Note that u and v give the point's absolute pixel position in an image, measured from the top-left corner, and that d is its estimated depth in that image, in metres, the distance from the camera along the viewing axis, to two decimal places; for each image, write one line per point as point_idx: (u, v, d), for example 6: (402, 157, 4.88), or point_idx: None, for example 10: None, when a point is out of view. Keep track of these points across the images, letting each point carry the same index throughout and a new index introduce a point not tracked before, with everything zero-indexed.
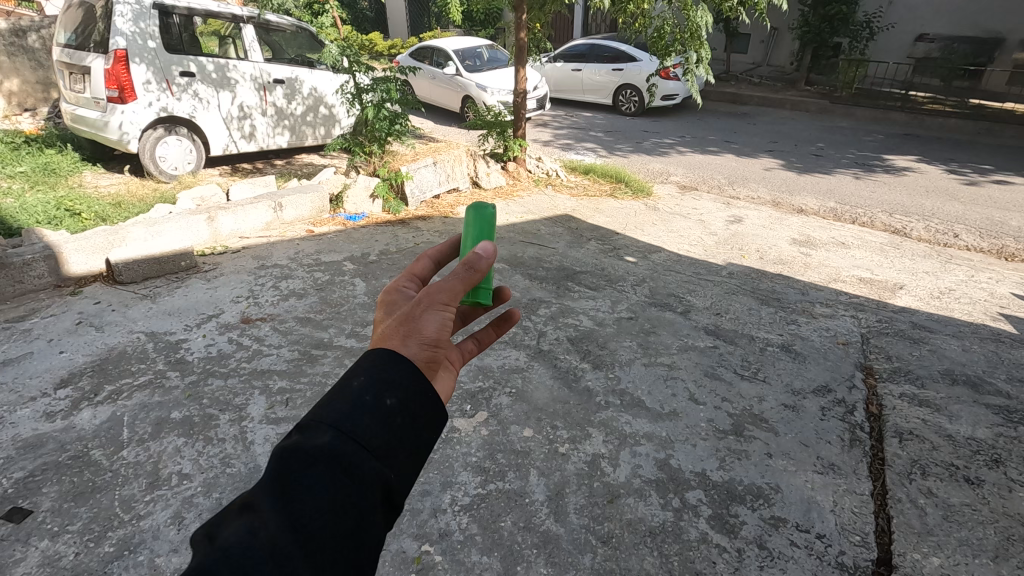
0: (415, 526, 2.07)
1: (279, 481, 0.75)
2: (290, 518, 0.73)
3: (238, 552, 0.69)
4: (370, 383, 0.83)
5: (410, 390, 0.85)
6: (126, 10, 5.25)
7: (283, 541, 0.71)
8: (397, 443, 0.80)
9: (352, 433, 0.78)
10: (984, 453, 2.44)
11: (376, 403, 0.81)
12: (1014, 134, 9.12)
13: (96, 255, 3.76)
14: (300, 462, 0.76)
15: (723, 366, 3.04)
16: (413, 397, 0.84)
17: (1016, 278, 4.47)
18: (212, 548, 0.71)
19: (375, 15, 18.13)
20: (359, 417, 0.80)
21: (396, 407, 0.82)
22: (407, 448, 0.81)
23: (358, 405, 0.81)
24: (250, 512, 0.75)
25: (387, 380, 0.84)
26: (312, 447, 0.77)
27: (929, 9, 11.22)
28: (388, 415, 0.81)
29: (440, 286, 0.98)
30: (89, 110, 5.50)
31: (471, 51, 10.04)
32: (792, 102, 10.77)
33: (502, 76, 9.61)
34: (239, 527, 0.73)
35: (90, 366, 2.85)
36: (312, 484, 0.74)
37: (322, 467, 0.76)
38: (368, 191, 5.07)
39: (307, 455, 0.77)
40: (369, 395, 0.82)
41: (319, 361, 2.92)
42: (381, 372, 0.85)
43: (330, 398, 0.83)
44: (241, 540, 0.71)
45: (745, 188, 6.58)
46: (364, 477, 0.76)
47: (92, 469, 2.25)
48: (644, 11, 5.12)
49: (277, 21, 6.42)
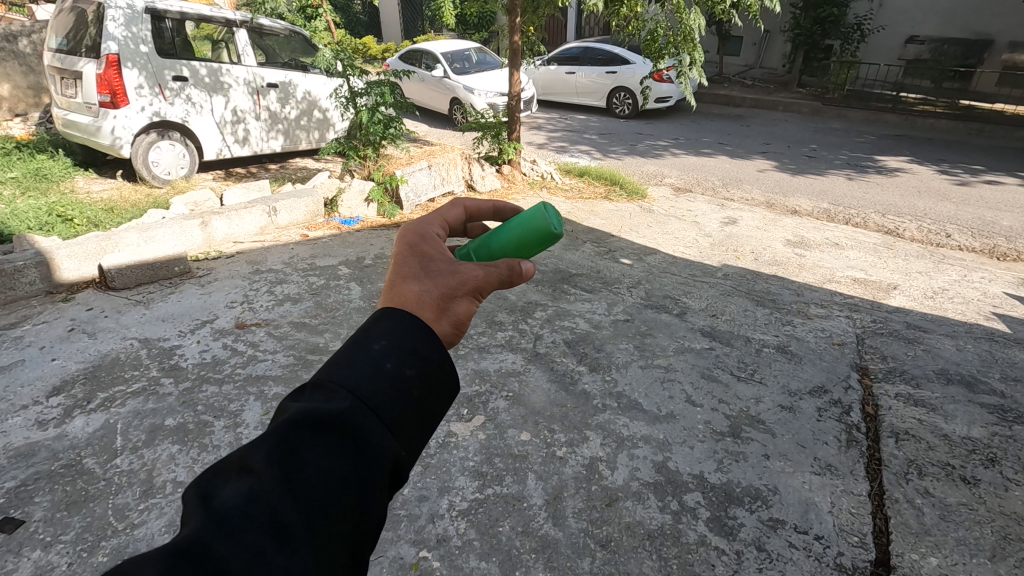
0: (412, 531, 2.06)
1: (286, 445, 0.73)
2: (294, 485, 0.71)
3: (238, 518, 0.67)
4: (388, 352, 0.83)
5: (429, 365, 0.84)
6: (118, 15, 5.22)
7: (287, 510, 0.70)
8: (411, 418, 0.80)
9: (367, 402, 0.77)
10: (979, 452, 2.45)
11: (394, 373, 0.81)
12: (1004, 134, 9.19)
13: (87, 261, 3.73)
14: (309, 427, 0.74)
15: (720, 368, 3.04)
16: (430, 373, 0.84)
17: (1008, 277, 4.51)
18: (209, 512, 0.69)
19: (369, 19, 18.16)
20: (376, 386, 0.79)
21: (414, 381, 0.82)
22: (418, 424, 0.81)
23: (378, 374, 0.80)
24: (250, 473, 0.72)
25: (408, 351, 0.84)
26: (325, 411, 0.75)
27: (919, 11, 11.31)
28: (404, 388, 0.80)
29: (479, 274, 1.01)
30: (82, 115, 5.48)
31: (460, 53, 10.07)
32: (785, 104, 10.84)
33: (491, 78, 9.64)
34: (238, 490, 0.70)
35: (83, 373, 2.83)
36: (323, 451, 0.73)
37: (335, 436, 0.74)
38: (363, 195, 5.07)
39: (317, 419, 0.75)
40: (388, 364, 0.81)
41: (315, 366, 2.91)
42: (403, 343, 0.84)
43: (344, 362, 0.81)
44: (243, 506, 0.69)
45: (739, 189, 6.61)
46: (378, 450, 0.76)
47: (86, 477, 2.22)
48: (637, 14, 5.12)
49: (270, 25, 6.41)
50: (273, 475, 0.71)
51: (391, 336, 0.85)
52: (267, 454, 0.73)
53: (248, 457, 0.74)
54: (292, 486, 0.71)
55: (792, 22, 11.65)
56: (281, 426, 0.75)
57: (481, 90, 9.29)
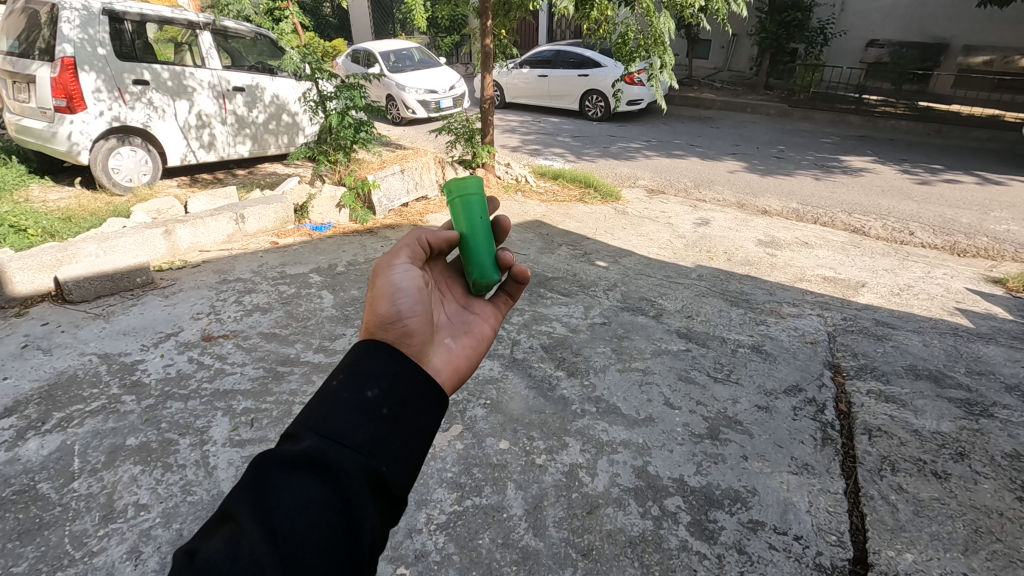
0: (389, 548, 2.00)
1: (260, 488, 0.84)
2: (270, 523, 0.81)
3: (217, 564, 0.76)
4: (348, 382, 0.96)
5: (388, 382, 0.98)
6: (73, 16, 5.03)
7: (269, 544, 0.79)
8: (380, 436, 0.92)
9: (334, 432, 0.89)
10: (949, 446, 2.49)
11: (356, 398, 0.94)
12: (962, 134, 9.46)
13: (42, 273, 3.57)
14: (281, 468, 0.85)
15: (696, 369, 3.04)
16: (393, 392, 0.97)
17: (969, 273, 4.63)
18: (193, 564, 0.77)
19: (338, 22, 17.81)
20: (339, 416, 0.91)
21: (377, 399, 0.95)
22: (394, 440, 0.93)
23: (343, 403, 0.93)
24: (232, 522, 0.82)
25: (366, 376, 0.97)
26: (296, 450, 0.86)
27: (879, 15, 11.63)
28: (370, 410, 0.93)
29: (385, 261, 1.22)
30: (35, 120, 5.26)
31: (399, 53, 10.09)
32: (753, 106, 11.05)
33: (430, 76, 9.62)
34: (220, 540, 0.80)
35: (37, 392, 2.70)
36: (297, 485, 0.83)
37: (307, 470, 0.85)
38: (334, 200, 4.96)
39: (289, 458, 0.86)
40: (348, 392, 0.94)
41: (286, 378, 2.82)
42: (358, 370, 0.98)
43: (309, 406, 0.94)
44: (224, 550, 0.78)
45: (711, 190, 6.68)
46: (353, 469, 0.86)
47: (40, 504, 2.11)
48: (607, 17, 5.05)
49: (235, 27, 6.25)
50: (250, 518, 0.81)
51: (348, 368, 0.99)
52: (245, 502, 0.83)
53: (228, 507, 0.83)
54: (272, 525, 0.80)
55: (758, 26, 11.88)
56: (253, 473, 0.85)
57: (412, 87, 9.34)
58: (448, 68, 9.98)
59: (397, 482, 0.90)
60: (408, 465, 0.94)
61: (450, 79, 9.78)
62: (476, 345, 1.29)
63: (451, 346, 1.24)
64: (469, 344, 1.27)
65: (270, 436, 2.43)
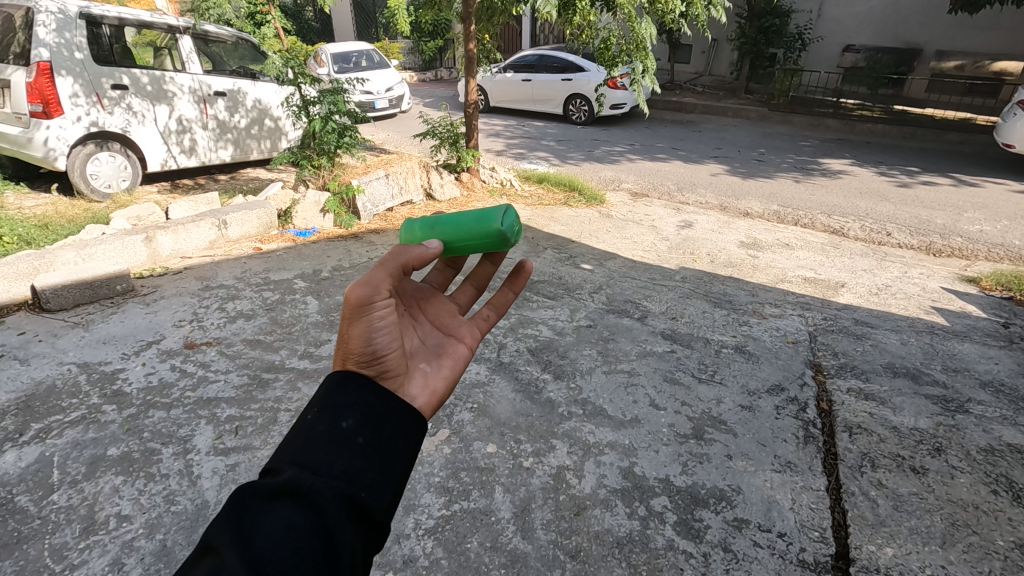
0: (377, 554, 2.00)
1: (239, 521, 0.83)
2: (250, 554, 0.80)
3: None
4: (322, 414, 0.98)
5: (364, 412, 1.00)
6: (49, 20, 4.95)
7: (249, 570, 0.78)
8: (359, 464, 0.94)
9: (312, 463, 0.91)
10: (926, 442, 2.54)
11: (331, 430, 0.96)
12: (936, 137, 9.65)
13: (18, 282, 3.51)
14: (259, 499, 0.86)
15: (680, 370, 3.08)
16: (370, 422, 0.99)
17: (944, 273, 4.73)
18: None
19: (321, 26, 17.66)
20: (316, 449, 0.93)
21: (353, 429, 0.97)
22: (372, 467, 0.95)
23: (318, 434, 0.94)
24: (213, 553, 0.81)
25: (340, 406, 0.99)
26: (273, 482, 0.87)
27: (854, 21, 11.86)
28: (346, 440, 0.95)
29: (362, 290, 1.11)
30: (9, 125, 5.14)
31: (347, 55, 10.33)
32: (734, 110, 11.21)
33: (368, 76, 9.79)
34: (201, 572, 0.78)
35: (14, 404, 2.64)
36: (275, 514, 0.84)
37: (286, 501, 0.86)
38: (318, 205, 4.94)
39: (268, 490, 0.86)
40: (323, 425, 0.96)
41: (271, 385, 2.79)
42: (333, 400, 0.99)
43: (284, 440, 0.95)
44: None
45: (694, 193, 6.75)
46: (332, 496, 0.87)
47: (18, 517, 2.07)
48: (590, 23, 5.12)
49: (216, 31, 6.22)
50: (230, 548, 0.80)
51: (322, 401, 1.00)
52: (224, 533, 0.82)
53: (207, 540, 0.82)
54: (251, 555, 0.80)
55: (738, 31, 12.05)
56: (231, 507, 0.85)
57: None
58: (392, 71, 10.12)
59: (377, 508, 0.92)
60: (387, 492, 0.95)
61: (389, 80, 9.95)
62: (455, 368, 1.30)
63: (427, 370, 1.25)
64: (447, 366, 1.29)
65: (255, 444, 2.41)
